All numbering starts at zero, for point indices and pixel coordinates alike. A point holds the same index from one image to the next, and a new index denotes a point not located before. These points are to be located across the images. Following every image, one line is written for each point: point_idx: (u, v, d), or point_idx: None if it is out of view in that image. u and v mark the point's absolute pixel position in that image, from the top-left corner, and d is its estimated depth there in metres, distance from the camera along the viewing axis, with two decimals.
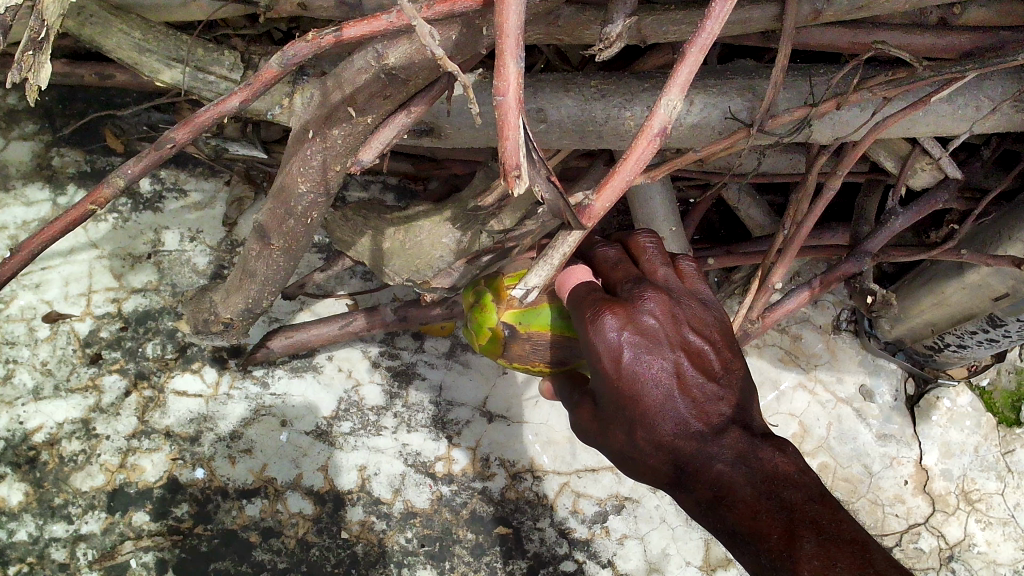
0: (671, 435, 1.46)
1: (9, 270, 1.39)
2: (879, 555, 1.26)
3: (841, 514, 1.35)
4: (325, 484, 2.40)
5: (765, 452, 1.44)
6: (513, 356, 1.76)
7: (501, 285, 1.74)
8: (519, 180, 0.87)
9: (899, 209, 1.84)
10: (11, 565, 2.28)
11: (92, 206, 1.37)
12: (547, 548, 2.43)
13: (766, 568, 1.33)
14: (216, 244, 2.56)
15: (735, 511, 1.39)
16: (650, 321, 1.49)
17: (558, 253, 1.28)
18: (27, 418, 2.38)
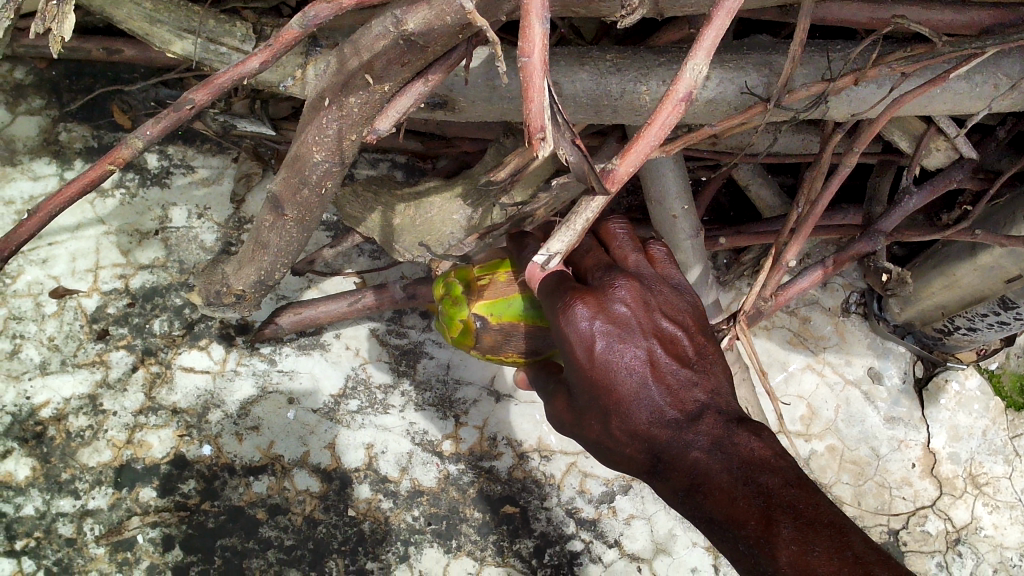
0: (646, 422, 1.53)
1: (26, 233, 1.36)
2: (857, 538, 1.26)
3: (820, 498, 1.35)
4: (332, 462, 2.39)
5: (743, 436, 1.46)
6: (485, 347, 1.90)
7: (471, 280, 1.89)
8: (544, 142, 0.90)
9: (913, 189, 1.83)
10: (18, 540, 2.27)
11: (112, 167, 1.34)
12: (553, 528, 2.43)
13: (743, 555, 1.34)
14: (223, 220, 2.55)
15: (712, 498, 1.40)
16: (621, 311, 1.58)
17: (581, 220, 1.24)
18: (34, 393, 2.37)
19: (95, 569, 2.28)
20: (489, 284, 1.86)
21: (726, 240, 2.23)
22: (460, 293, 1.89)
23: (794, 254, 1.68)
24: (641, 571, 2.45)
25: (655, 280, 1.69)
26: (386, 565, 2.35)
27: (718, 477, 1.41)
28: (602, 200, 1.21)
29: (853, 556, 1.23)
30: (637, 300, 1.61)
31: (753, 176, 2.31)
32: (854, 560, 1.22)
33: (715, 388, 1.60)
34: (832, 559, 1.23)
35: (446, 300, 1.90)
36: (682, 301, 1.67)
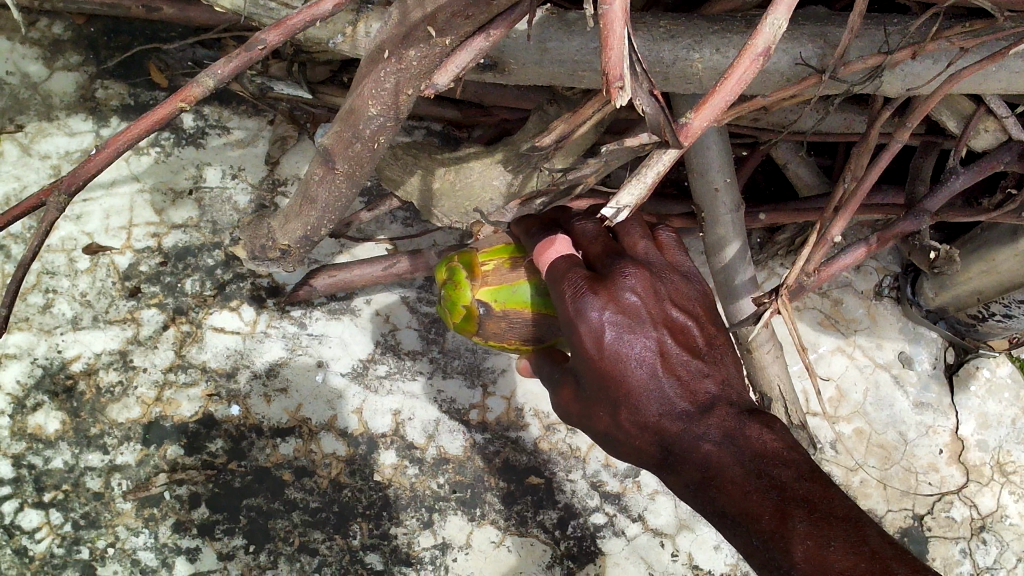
0: (656, 415, 1.52)
1: (95, 168, 1.33)
2: (873, 532, 1.24)
3: (834, 490, 1.33)
4: (360, 427, 2.40)
5: (755, 428, 1.45)
6: (490, 333, 1.91)
7: (475, 265, 1.90)
8: (621, 91, 0.93)
9: (959, 169, 1.82)
10: (46, 492, 2.29)
11: (182, 105, 1.30)
12: (578, 500, 2.43)
13: (757, 550, 1.32)
14: (257, 182, 2.55)
15: (725, 492, 1.39)
16: (631, 300, 1.57)
17: (652, 171, 1.15)
18: (65, 347, 2.38)
19: (121, 523, 2.28)
20: (494, 271, 1.88)
21: (766, 215, 2.21)
22: (464, 278, 1.89)
23: (840, 230, 1.65)
24: (664, 546, 2.45)
25: (663, 266, 1.68)
26: (410, 531, 2.35)
27: (730, 470, 1.40)
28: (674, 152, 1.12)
29: (869, 552, 1.21)
30: (647, 288, 1.60)
31: (792, 155, 2.31)
32: (871, 555, 1.19)
33: (725, 379, 1.59)
34: (848, 555, 1.21)
35: (449, 285, 1.91)
36: (690, 289, 1.67)
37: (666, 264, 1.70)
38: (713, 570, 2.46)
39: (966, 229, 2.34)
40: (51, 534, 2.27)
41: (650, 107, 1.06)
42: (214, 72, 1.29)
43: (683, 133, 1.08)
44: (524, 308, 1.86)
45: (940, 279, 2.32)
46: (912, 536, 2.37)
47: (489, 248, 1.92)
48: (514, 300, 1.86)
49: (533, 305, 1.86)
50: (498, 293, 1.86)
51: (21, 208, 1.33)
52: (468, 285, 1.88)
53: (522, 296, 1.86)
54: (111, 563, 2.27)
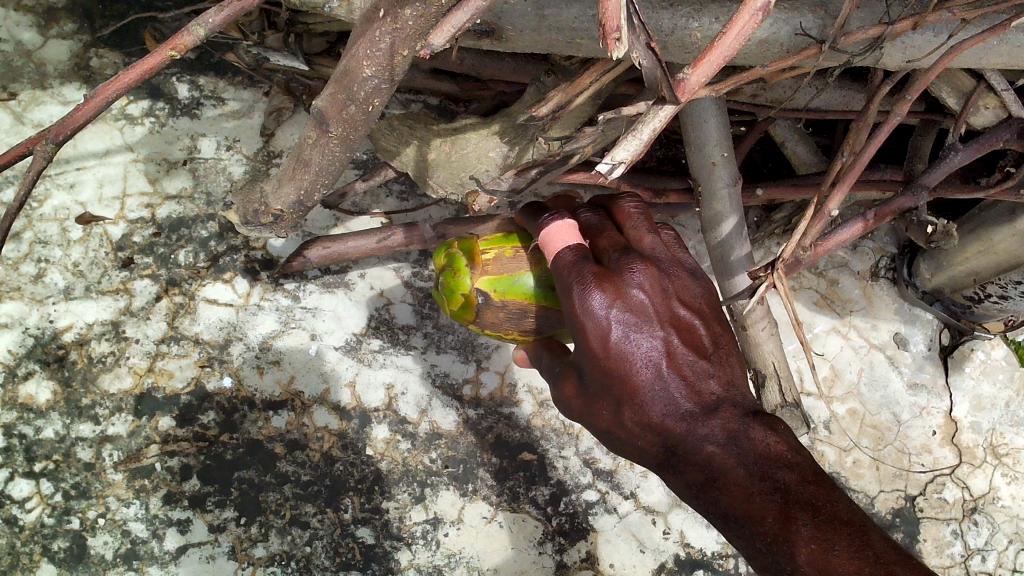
0: (660, 416, 1.49)
1: (84, 117, 1.43)
2: (877, 537, 1.24)
3: (837, 493, 1.33)
4: (352, 401, 2.39)
5: (759, 430, 1.42)
6: (488, 322, 1.89)
7: (475, 253, 1.89)
8: (617, 43, 1.02)
9: (959, 145, 1.80)
10: (37, 462, 2.27)
11: (172, 53, 1.39)
12: (570, 477, 2.43)
13: (760, 552, 1.31)
14: (252, 154, 2.53)
15: (728, 494, 1.37)
16: (639, 297, 1.52)
17: (648, 127, 1.23)
18: (57, 317, 2.36)
19: (112, 494, 2.27)
20: (494, 260, 1.86)
21: (763, 191, 2.18)
22: (464, 266, 1.88)
23: (837, 203, 1.63)
24: (655, 524, 2.45)
25: (670, 260, 1.63)
26: (401, 505, 2.34)
27: (734, 472, 1.38)
28: (670, 108, 1.21)
29: (873, 557, 1.21)
30: (654, 285, 1.55)
31: (790, 132, 2.29)
32: (874, 559, 1.20)
33: (730, 379, 1.56)
34: (852, 559, 1.21)
35: (449, 273, 1.90)
36: (697, 285, 1.62)
37: (672, 257, 1.64)
38: (704, 549, 2.45)
39: (965, 209, 2.33)
40: (42, 504, 2.25)
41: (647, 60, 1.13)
42: (205, 23, 1.39)
43: (680, 89, 1.16)
44: (523, 298, 1.85)
45: (937, 259, 2.31)
46: (904, 516, 2.37)
47: (490, 238, 1.92)
48: (514, 291, 1.85)
49: (533, 296, 1.84)
50: (497, 283, 1.85)
51: (13, 152, 1.49)
52: (467, 274, 1.87)
53: (521, 287, 1.84)
54: (101, 533, 2.25)
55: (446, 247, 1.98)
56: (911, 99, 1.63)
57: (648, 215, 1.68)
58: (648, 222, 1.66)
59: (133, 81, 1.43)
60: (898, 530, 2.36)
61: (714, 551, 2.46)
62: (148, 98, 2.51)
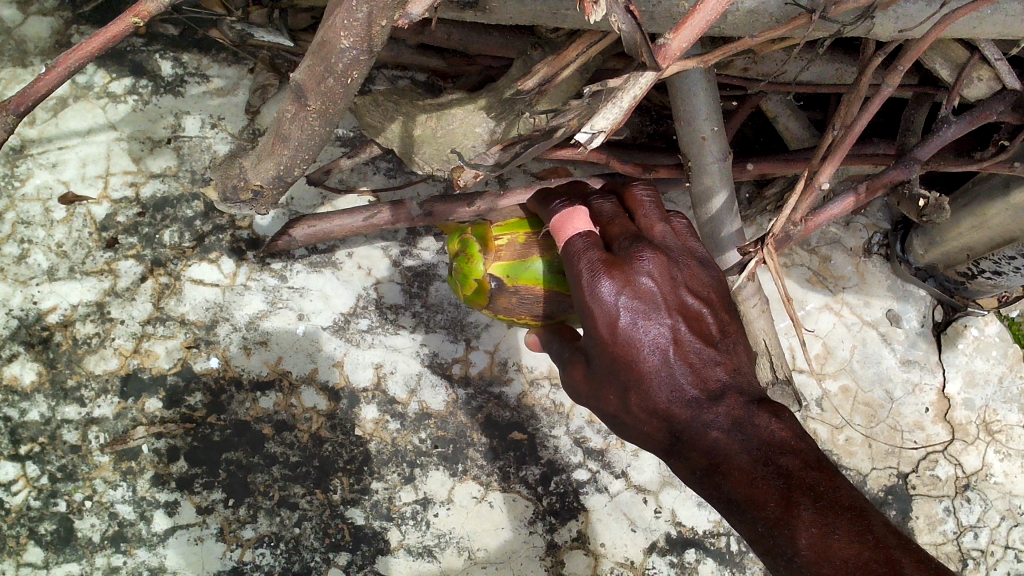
0: (666, 401, 1.45)
1: (45, 87, 1.51)
2: (878, 522, 1.22)
3: (840, 480, 1.30)
4: (341, 380, 2.37)
5: (764, 417, 1.40)
6: (500, 307, 1.86)
7: (488, 237, 1.85)
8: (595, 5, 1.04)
9: (952, 118, 1.78)
10: (22, 445, 2.25)
11: (136, 21, 1.45)
12: (561, 456, 2.41)
13: (761, 536, 1.28)
14: (238, 132, 2.50)
15: (731, 479, 1.34)
16: (647, 284, 1.50)
17: (628, 96, 1.22)
18: (41, 299, 2.33)
19: (98, 477, 2.25)
20: (507, 245, 1.83)
21: (754, 165, 2.16)
22: (476, 250, 1.85)
23: (828, 177, 1.61)
24: (647, 503, 2.43)
25: (681, 247, 1.60)
26: (390, 486, 2.32)
27: (737, 457, 1.35)
28: (650, 76, 1.20)
29: (873, 541, 1.18)
30: (664, 272, 1.52)
31: (781, 107, 2.26)
32: (875, 543, 1.18)
33: (737, 366, 1.52)
34: (852, 543, 1.18)
35: (461, 257, 1.86)
36: (707, 272, 1.59)
37: (683, 245, 1.61)
38: (695, 527, 2.43)
39: (959, 184, 2.31)
40: (28, 487, 2.23)
41: (626, 24, 1.15)
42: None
43: (661, 55, 1.18)
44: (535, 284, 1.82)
45: (931, 235, 2.29)
46: (896, 494, 2.36)
47: (503, 222, 1.88)
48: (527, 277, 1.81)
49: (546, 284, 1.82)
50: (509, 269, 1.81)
51: None
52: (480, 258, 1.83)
53: (533, 274, 1.81)
54: (88, 516, 2.23)
55: (460, 231, 1.94)
56: (903, 70, 1.59)
57: (658, 203, 1.65)
58: (658, 210, 1.63)
59: (95, 48, 1.50)
60: (890, 507, 2.35)
61: (706, 530, 2.44)
62: (130, 76, 2.48)
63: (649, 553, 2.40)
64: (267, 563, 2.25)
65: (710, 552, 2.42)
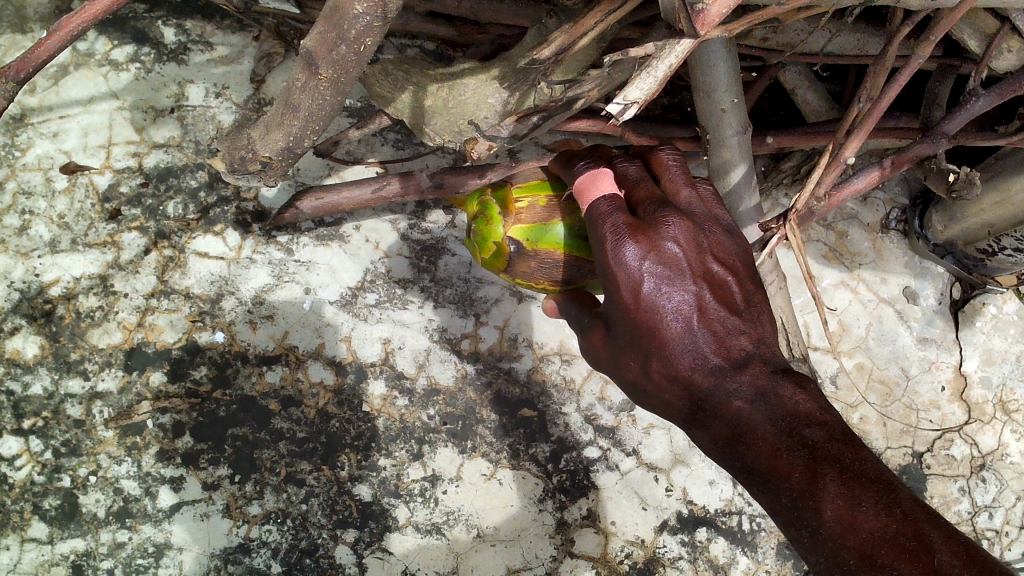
0: (689, 369, 1.41)
1: (47, 52, 1.48)
2: (905, 495, 1.16)
3: (866, 453, 1.25)
4: (348, 355, 2.33)
5: (788, 387, 1.35)
6: (519, 272, 1.81)
7: (508, 200, 1.79)
8: None
9: (981, 90, 1.69)
10: (25, 419, 2.21)
11: None
12: (571, 434, 2.37)
13: (784, 507, 1.24)
14: (242, 102, 2.45)
15: (755, 449, 1.29)
16: (672, 250, 1.45)
17: (662, 65, 1.21)
18: (43, 271, 2.29)
19: (103, 452, 2.22)
20: (528, 209, 1.77)
21: (774, 138, 2.11)
22: (496, 213, 1.79)
23: (854, 152, 1.57)
24: (659, 481, 2.40)
25: (706, 215, 1.55)
26: (398, 462, 2.29)
27: (761, 427, 1.30)
28: (687, 44, 1.20)
29: (900, 513, 1.13)
30: (689, 238, 1.47)
31: (800, 79, 2.20)
32: (902, 516, 1.13)
33: (761, 337, 1.47)
34: (879, 515, 1.14)
35: (481, 220, 1.80)
36: (732, 240, 1.54)
37: (708, 213, 1.56)
38: (707, 506, 2.41)
39: (981, 159, 2.26)
40: (31, 462, 2.20)
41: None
42: None
43: (699, 22, 1.19)
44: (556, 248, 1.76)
45: (951, 210, 2.24)
46: (910, 473, 2.33)
47: (523, 184, 1.82)
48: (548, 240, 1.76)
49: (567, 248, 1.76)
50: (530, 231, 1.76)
51: None
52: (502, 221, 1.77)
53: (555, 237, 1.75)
54: (92, 491, 2.20)
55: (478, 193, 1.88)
56: (935, 41, 1.54)
57: (684, 169, 1.60)
58: (684, 176, 1.58)
59: (95, 14, 1.48)
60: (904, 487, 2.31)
61: (718, 509, 2.41)
62: (133, 43, 2.42)
63: (660, 531, 2.37)
64: (274, 540, 2.22)
65: (721, 531, 2.40)
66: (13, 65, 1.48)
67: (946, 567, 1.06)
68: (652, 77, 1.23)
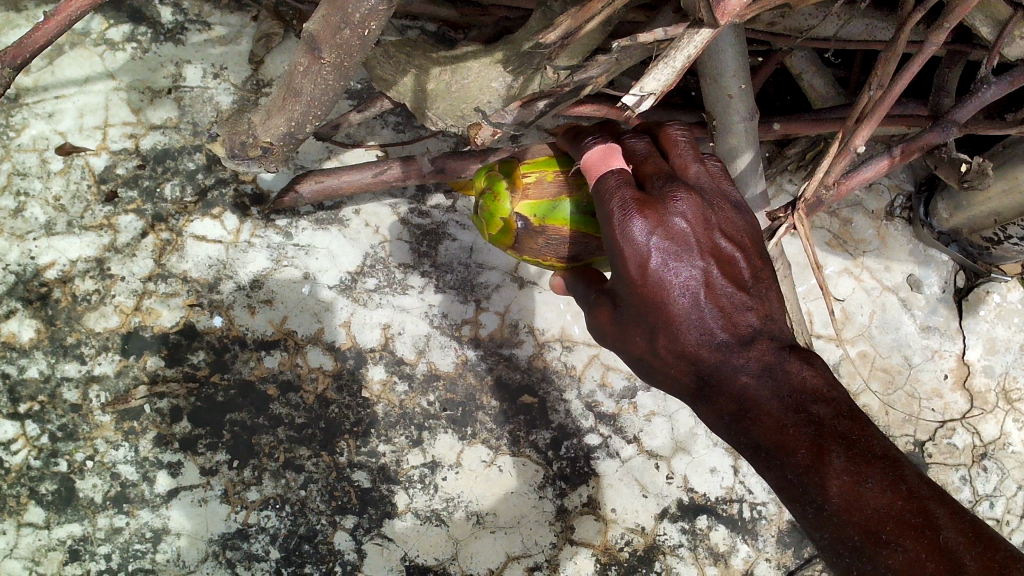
0: (695, 345, 1.37)
1: (46, 39, 1.45)
2: (911, 471, 1.13)
3: (873, 429, 1.21)
4: (347, 341, 2.31)
5: (795, 363, 1.32)
6: (526, 249, 1.78)
7: (515, 175, 1.76)
8: None
9: (991, 79, 1.68)
10: (22, 403, 2.19)
11: None
12: (572, 420, 2.34)
13: (791, 483, 1.20)
14: (240, 83, 2.41)
15: (760, 426, 1.26)
16: (681, 225, 1.41)
17: (680, 57, 1.24)
18: (39, 254, 2.26)
19: (100, 436, 2.20)
20: (535, 183, 1.74)
21: (781, 125, 2.06)
22: (503, 189, 1.76)
23: (863, 142, 1.55)
24: (660, 468, 2.36)
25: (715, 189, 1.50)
26: (398, 449, 2.26)
27: (768, 403, 1.27)
28: (706, 34, 1.22)
29: (907, 490, 1.10)
30: (698, 213, 1.43)
31: (807, 64, 2.19)
32: (909, 494, 1.09)
33: (767, 313, 1.44)
34: (885, 491, 1.10)
35: (488, 196, 1.77)
36: (740, 215, 1.49)
37: (716, 188, 1.51)
38: (708, 494, 2.36)
39: (989, 146, 2.24)
40: (28, 446, 2.18)
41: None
42: None
43: (719, 11, 1.20)
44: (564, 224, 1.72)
45: (958, 198, 2.22)
46: (911, 462, 2.31)
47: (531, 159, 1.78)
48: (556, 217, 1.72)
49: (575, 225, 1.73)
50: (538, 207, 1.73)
51: None
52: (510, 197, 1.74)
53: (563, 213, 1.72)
54: (90, 476, 2.18)
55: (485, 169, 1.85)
56: (950, 27, 1.50)
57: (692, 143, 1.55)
58: (693, 151, 1.53)
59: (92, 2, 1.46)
60: None
61: (717, 496, 2.36)
62: (129, 22, 2.39)
63: (660, 518, 2.33)
64: (272, 525, 2.20)
65: (722, 519, 2.35)
66: (11, 52, 1.46)
67: (951, 543, 1.04)
68: (670, 69, 1.25)
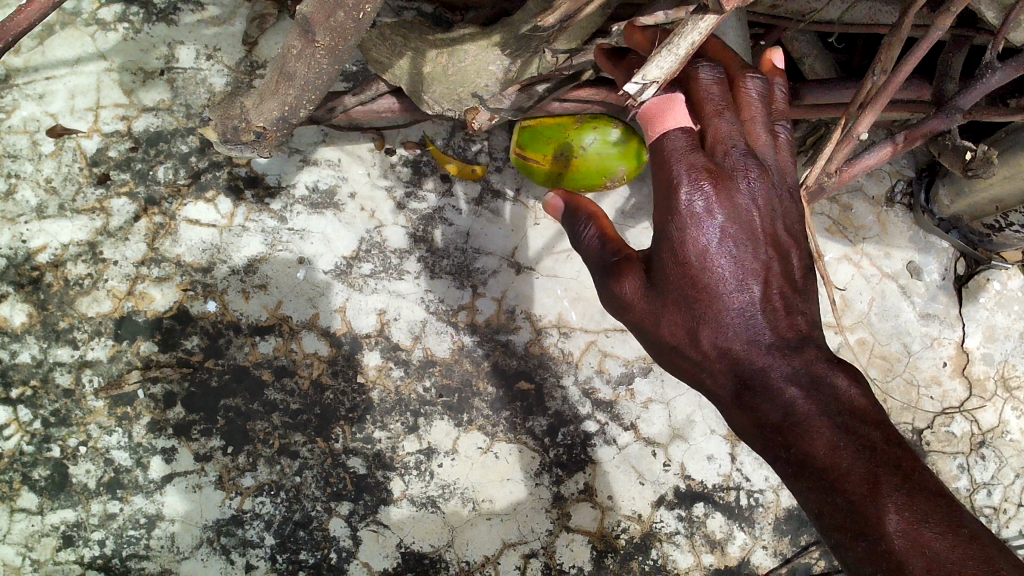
0: (742, 346, 1.27)
1: (27, 20, 1.36)
2: (971, 518, 1.05)
3: (922, 466, 1.13)
4: (342, 326, 2.29)
5: (844, 378, 1.22)
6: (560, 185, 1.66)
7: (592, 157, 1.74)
8: None
9: (997, 63, 1.64)
10: (14, 388, 2.17)
11: None
12: (569, 407, 2.30)
13: (836, 512, 1.10)
14: (234, 64, 2.37)
15: (807, 442, 1.16)
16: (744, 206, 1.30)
17: (685, 43, 1.22)
18: (30, 237, 2.23)
19: (93, 422, 2.18)
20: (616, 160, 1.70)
21: (782, 110, 2.05)
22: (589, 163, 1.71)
23: (868, 128, 1.53)
24: (656, 456, 2.32)
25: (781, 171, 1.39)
26: (394, 435, 2.25)
27: (816, 420, 1.17)
28: (711, 19, 1.21)
29: (966, 536, 1.02)
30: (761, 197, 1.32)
31: (808, 48, 2.16)
32: (969, 540, 1.02)
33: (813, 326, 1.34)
34: (947, 535, 1.02)
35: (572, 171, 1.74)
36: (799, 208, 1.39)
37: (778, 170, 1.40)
38: (705, 481, 2.32)
39: (992, 131, 2.21)
40: (20, 431, 2.16)
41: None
42: None
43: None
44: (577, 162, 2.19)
45: (959, 184, 2.20)
46: None
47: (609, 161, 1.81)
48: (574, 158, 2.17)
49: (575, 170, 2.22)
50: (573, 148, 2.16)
51: None
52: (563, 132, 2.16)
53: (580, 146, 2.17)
54: (83, 462, 2.17)
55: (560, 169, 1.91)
56: (955, 12, 1.47)
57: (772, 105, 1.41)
58: (769, 114, 1.38)
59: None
60: None
61: (713, 485, 2.32)
62: (121, 2, 2.36)
63: (656, 506, 2.30)
64: (267, 511, 2.19)
65: (719, 506, 2.32)
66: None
67: None
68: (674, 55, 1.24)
